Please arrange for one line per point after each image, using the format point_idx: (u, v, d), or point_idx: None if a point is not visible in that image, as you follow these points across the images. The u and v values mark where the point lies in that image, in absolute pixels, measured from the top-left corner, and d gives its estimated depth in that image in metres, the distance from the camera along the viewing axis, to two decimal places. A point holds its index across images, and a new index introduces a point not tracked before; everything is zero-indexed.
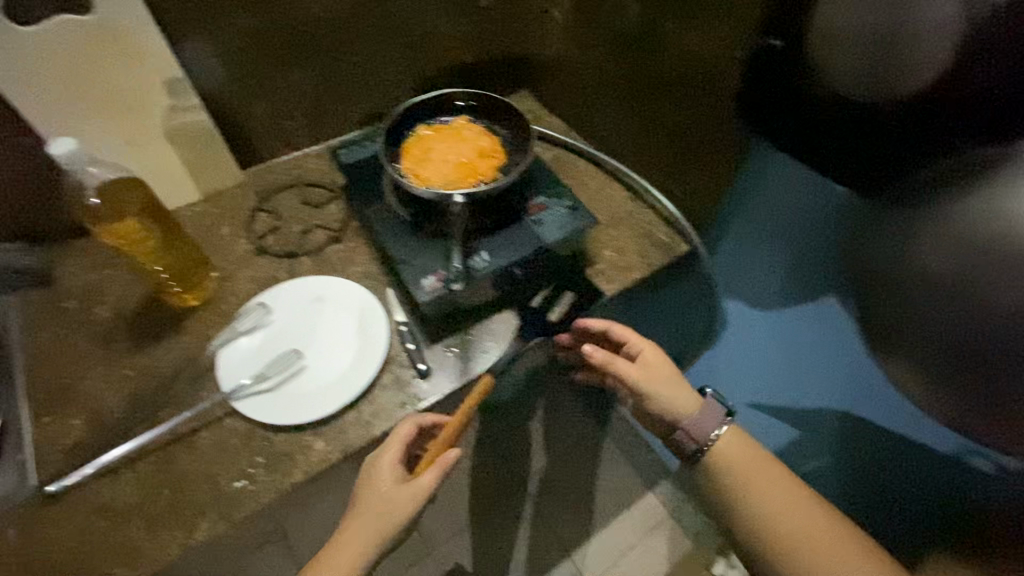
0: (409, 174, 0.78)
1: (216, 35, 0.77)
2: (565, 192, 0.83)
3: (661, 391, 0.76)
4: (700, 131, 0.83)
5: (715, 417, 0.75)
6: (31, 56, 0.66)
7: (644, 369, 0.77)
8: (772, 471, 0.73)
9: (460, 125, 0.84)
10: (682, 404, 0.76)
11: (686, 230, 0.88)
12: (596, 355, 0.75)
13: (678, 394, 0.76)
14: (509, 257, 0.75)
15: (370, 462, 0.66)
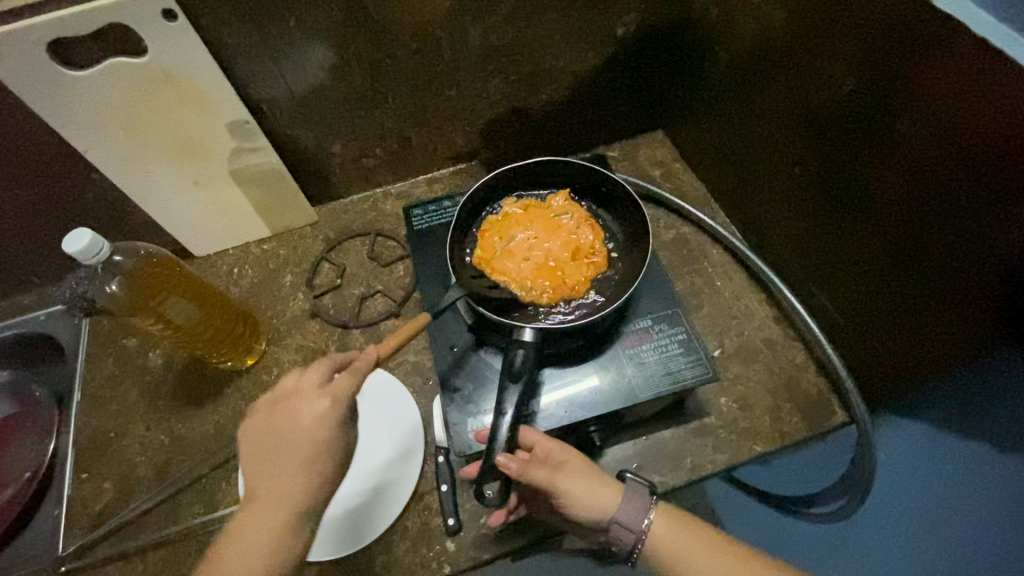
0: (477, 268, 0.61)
1: (288, 73, 0.65)
2: (677, 318, 0.62)
3: (573, 489, 0.47)
4: (900, 282, 0.53)
5: (640, 504, 0.48)
6: (88, 101, 0.59)
7: (550, 467, 0.49)
8: (610, 493, 0.48)
9: (556, 205, 0.65)
10: (592, 504, 0.48)
11: (847, 395, 0.62)
12: (511, 465, 0.47)
13: (594, 489, 0.48)
14: (585, 408, 0.58)
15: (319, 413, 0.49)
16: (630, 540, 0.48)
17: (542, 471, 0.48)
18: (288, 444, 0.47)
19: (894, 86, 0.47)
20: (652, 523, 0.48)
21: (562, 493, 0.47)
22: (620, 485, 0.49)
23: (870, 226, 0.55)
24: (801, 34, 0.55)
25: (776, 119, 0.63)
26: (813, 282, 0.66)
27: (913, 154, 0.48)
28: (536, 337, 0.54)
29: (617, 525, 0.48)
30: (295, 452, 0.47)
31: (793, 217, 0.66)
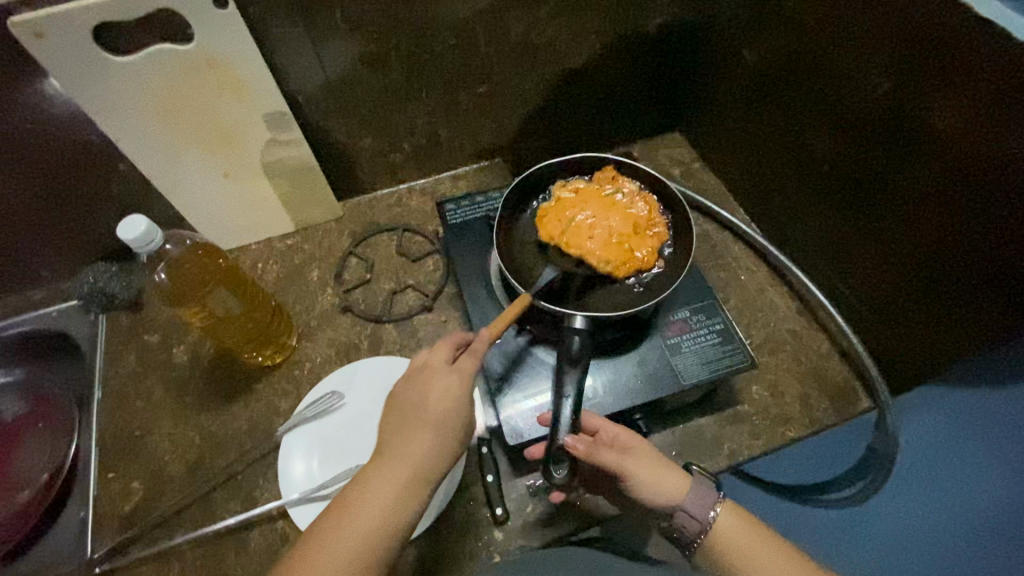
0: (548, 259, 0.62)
1: (330, 65, 0.64)
2: (714, 307, 0.65)
3: (641, 473, 0.50)
4: (925, 279, 0.57)
5: (707, 496, 0.51)
6: (128, 87, 0.57)
7: (620, 452, 0.51)
8: (670, 478, 0.51)
9: (601, 187, 0.67)
10: (661, 491, 0.50)
11: (872, 382, 0.65)
12: (580, 447, 0.50)
13: (662, 476, 0.51)
14: (638, 394, 0.59)
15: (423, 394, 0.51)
16: (694, 528, 0.50)
17: (610, 455, 0.50)
18: (417, 421, 0.50)
19: (930, 88, 0.50)
20: (718, 517, 0.50)
21: (631, 477, 0.50)
22: (687, 476, 0.52)
23: (900, 222, 0.58)
24: (836, 40, 0.58)
25: (804, 121, 0.66)
26: (838, 278, 0.69)
27: (948, 153, 0.51)
28: (587, 324, 0.57)
29: (684, 513, 0.50)
30: (421, 436, 0.49)
31: (819, 216, 0.69)
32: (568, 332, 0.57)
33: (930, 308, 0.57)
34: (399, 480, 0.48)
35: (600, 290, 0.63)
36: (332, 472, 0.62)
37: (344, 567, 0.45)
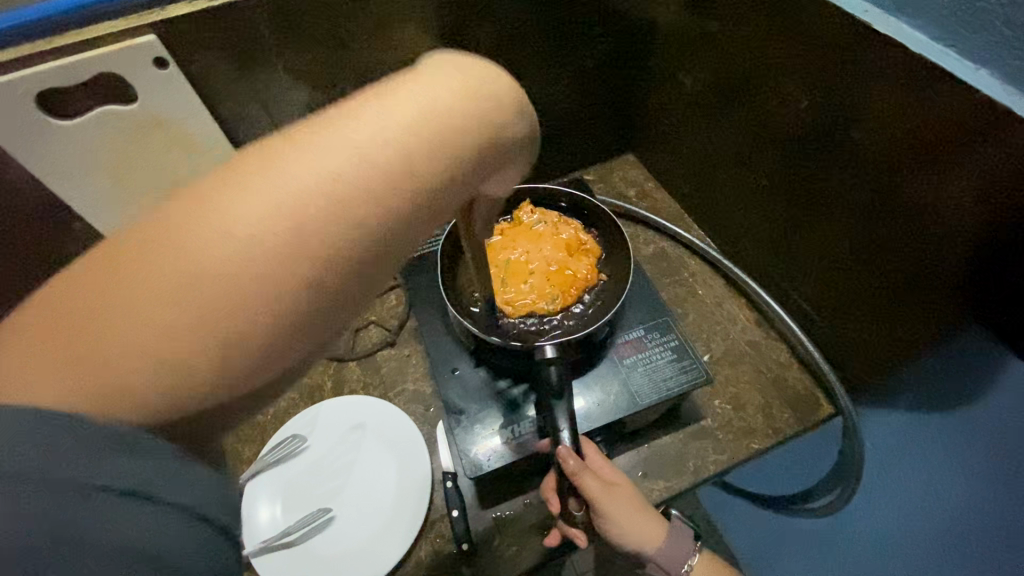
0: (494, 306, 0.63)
1: (276, 113, 0.66)
2: (666, 322, 0.66)
3: (621, 514, 0.49)
4: (863, 284, 0.59)
5: (688, 548, 0.53)
6: (75, 150, 0.59)
7: (603, 485, 0.50)
8: (650, 524, 0.51)
9: (525, 219, 0.70)
10: (642, 535, 0.51)
11: (831, 387, 0.66)
12: (571, 462, 0.47)
13: (642, 522, 0.51)
14: (603, 415, 0.60)
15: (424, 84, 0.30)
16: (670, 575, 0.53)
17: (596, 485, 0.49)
18: (423, 87, 0.29)
19: (847, 100, 0.52)
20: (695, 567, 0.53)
21: (612, 517, 0.49)
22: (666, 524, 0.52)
23: (839, 227, 0.59)
24: (757, 59, 0.60)
25: (741, 137, 0.68)
26: (789, 286, 0.70)
27: (871, 160, 0.52)
28: (558, 352, 0.56)
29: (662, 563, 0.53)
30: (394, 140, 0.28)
31: (765, 227, 0.70)
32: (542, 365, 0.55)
33: (874, 310, 0.59)
34: (378, 158, 0.27)
35: (560, 314, 0.63)
36: (296, 518, 0.61)
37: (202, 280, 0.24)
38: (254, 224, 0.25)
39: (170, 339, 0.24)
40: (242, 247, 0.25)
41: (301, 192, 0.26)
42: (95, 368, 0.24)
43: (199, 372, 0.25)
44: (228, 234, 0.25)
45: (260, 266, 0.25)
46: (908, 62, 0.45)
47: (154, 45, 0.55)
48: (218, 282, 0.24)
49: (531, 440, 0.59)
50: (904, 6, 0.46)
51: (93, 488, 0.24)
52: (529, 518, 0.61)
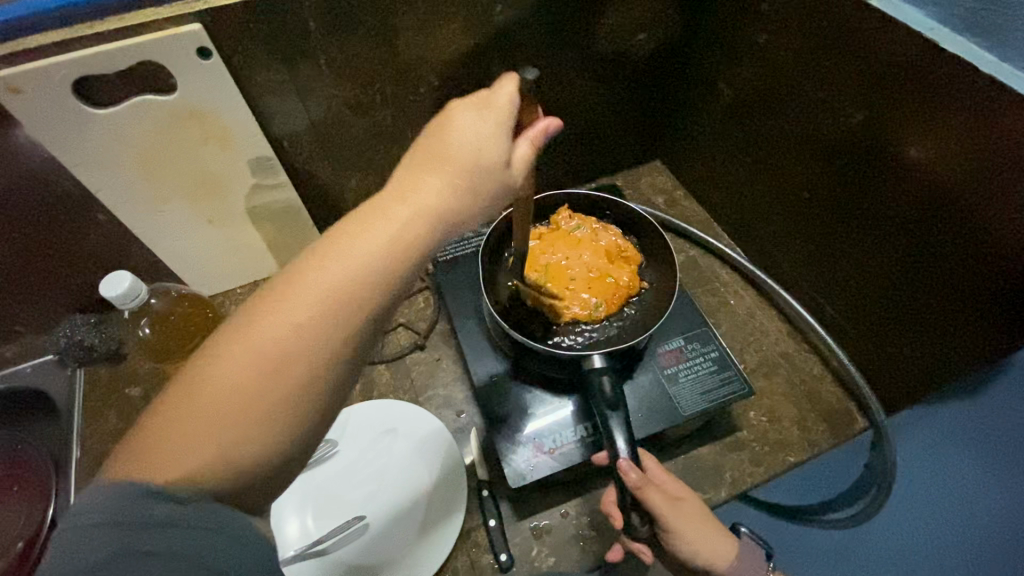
0: (535, 313, 0.63)
1: (313, 108, 0.64)
2: (705, 332, 0.65)
3: (685, 528, 0.49)
4: (908, 303, 0.59)
5: (754, 566, 0.52)
6: (109, 139, 0.57)
7: (668, 499, 0.49)
8: (716, 538, 0.51)
9: (563, 224, 0.69)
10: (710, 549, 0.50)
11: (866, 401, 0.66)
12: (633, 475, 0.47)
13: (708, 537, 0.50)
14: (647, 425, 0.59)
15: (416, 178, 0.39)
16: None
17: (660, 500, 0.48)
18: (427, 181, 0.39)
19: (902, 116, 0.52)
20: None
21: (679, 532, 0.49)
22: (732, 541, 0.52)
23: (883, 246, 0.59)
24: (807, 70, 0.60)
25: (782, 148, 0.68)
26: (824, 298, 0.70)
27: (924, 177, 0.52)
28: (607, 361, 0.55)
29: None
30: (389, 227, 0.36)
31: (802, 239, 0.70)
32: (591, 374, 0.54)
33: (918, 329, 0.59)
34: (411, 226, 0.37)
35: (602, 322, 0.62)
36: (328, 525, 0.60)
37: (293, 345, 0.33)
38: (302, 305, 0.33)
39: (256, 405, 0.32)
40: (297, 321, 0.33)
41: (361, 264, 0.35)
42: (198, 448, 0.31)
43: (294, 405, 0.33)
44: (280, 322, 0.33)
45: (327, 324, 0.33)
46: (976, 82, 0.45)
47: (199, 35, 0.53)
48: (287, 346, 0.32)
49: (574, 450, 0.58)
50: (973, 27, 0.46)
51: (137, 522, 0.29)
52: (566, 528, 0.60)
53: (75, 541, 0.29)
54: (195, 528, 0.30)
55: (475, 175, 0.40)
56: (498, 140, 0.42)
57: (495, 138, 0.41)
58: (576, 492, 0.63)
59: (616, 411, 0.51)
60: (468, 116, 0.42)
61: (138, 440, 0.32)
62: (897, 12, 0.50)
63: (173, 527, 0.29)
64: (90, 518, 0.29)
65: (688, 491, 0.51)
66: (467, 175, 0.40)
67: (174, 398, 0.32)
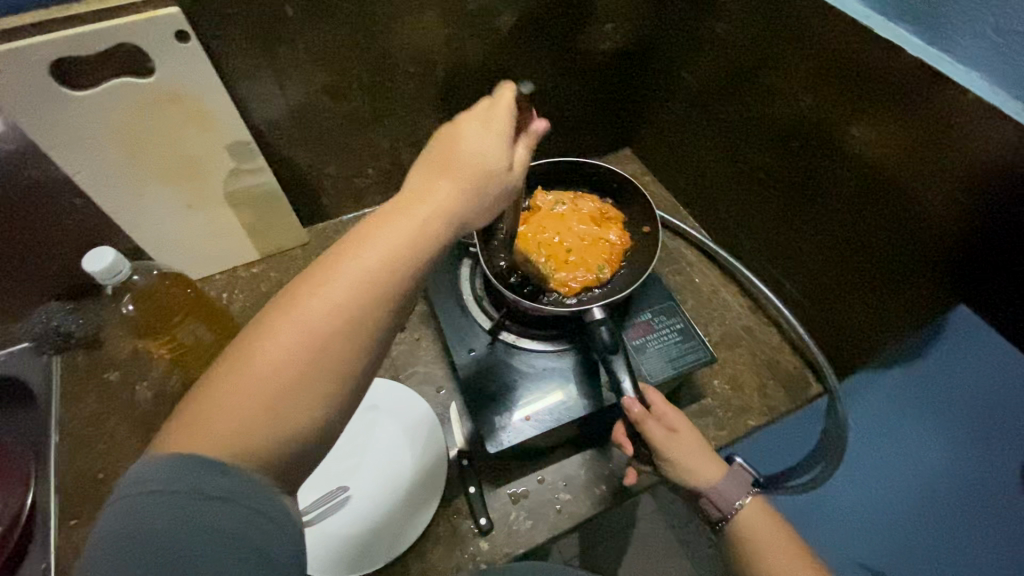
0: (555, 286, 0.66)
1: (291, 93, 0.66)
2: (672, 306, 0.69)
3: (676, 454, 0.54)
4: (853, 277, 0.64)
5: (738, 486, 0.54)
6: (87, 122, 0.57)
7: (664, 430, 0.55)
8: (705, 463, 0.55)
9: (542, 203, 0.73)
10: (698, 473, 0.54)
11: (820, 368, 0.71)
12: (636, 408, 0.53)
13: (698, 463, 0.54)
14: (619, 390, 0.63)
15: (427, 178, 0.42)
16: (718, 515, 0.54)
17: (655, 429, 0.54)
18: (440, 181, 0.42)
19: (844, 100, 0.57)
20: (743, 507, 0.54)
21: (670, 460, 0.54)
22: (724, 467, 0.55)
23: (829, 222, 0.64)
24: (761, 59, 0.64)
25: (740, 133, 0.72)
26: (780, 274, 0.75)
27: (868, 159, 0.57)
28: (605, 313, 0.59)
29: (710, 499, 0.54)
30: (423, 210, 0.40)
31: (759, 220, 0.75)
32: (592, 325, 0.58)
33: (860, 296, 0.64)
34: (441, 218, 0.40)
35: (611, 280, 0.67)
36: (312, 498, 0.61)
37: (344, 315, 0.35)
38: (344, 289, 0.35)
39: (319, 374, 0.34)
40: (358, 280, 0.36)
41: (394, 251, 0.37)
42: (256, 407, 0.32)
43: (346, 369, 0.35)
44: (330, 294, 0.35)
45: (379, 291, 0.36)
46: (907, 65, 0.50)
47: (177, 18, 0.54)
48: (336, 322, 0.35)
49: (552, 414, 0.61)
50: (906, 14, 0.51)
51: (200, 495, 0.30)
52: (542, 490, 0.63)
53: (141, 507, 0.30)
54: (233, 506, 0.30)
55: (481, 183, 0.43)
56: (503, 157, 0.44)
57: (497, 148, 0.44)
58: (552, 459, 0.66)
59: (616, 349, 0.56)
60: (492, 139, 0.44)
61: (189, 408, 0.33)
62: (840, 1, 0.54)
63: (230, 505, 0.30)
64: (149, 488, 0.30)
65: (684, 423, 0.55)
66: (475, 182, 0.42)
67: (229, 367, 0.33)
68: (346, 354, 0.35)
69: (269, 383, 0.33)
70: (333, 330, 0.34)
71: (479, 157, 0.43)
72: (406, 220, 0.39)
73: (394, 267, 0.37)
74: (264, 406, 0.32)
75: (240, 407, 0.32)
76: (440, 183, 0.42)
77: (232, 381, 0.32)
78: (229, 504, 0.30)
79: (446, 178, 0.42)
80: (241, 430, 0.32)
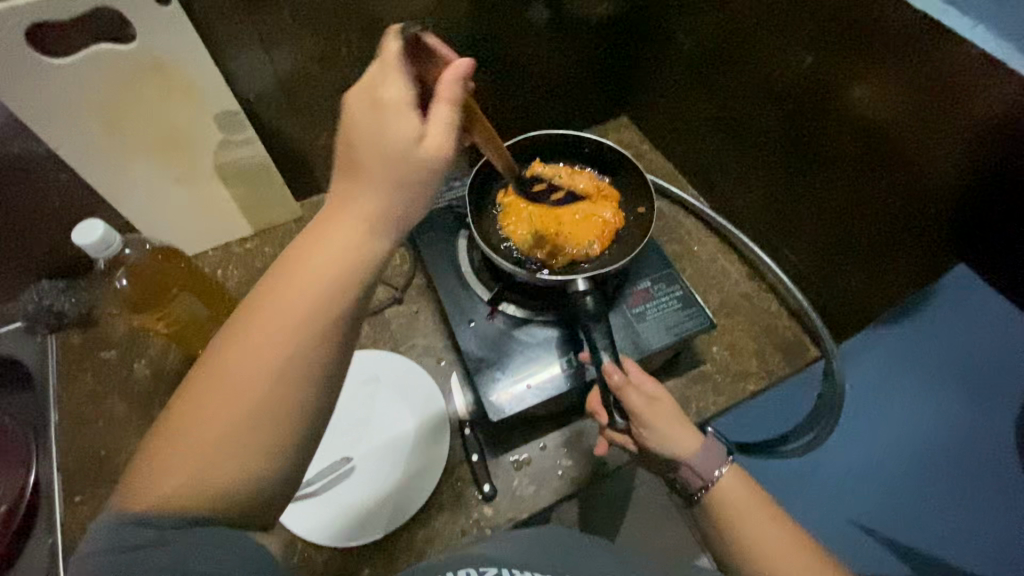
0: (543, 258, 0.66)
1: (279, 61, 0.64)
2: (672, 274, 0.69)
3: (652, 420, 0.54)
4: (854, 241, 0.64)
5: (715, 456, 0.53)
6: (67, 92, 0.55)
7: (643, 398, 0.55)
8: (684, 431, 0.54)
9: (538, 172, 0.71)
10: (674, 443, 0.53)
11: (818, 333, 0.71)
12: (615, 374, 0.55)
13: (675, 432, 0.54)
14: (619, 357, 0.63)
15: (350, 186, 0.37)
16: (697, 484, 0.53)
17: (634, 397, 0.54)
18: (361, 189, 0.37)
19: (846, 60, 0.56)
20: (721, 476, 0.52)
21: (648, 427, 0.54)
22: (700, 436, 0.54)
23: (830, 186, 0.64)
24: (761, 18, 0.63)
25: (739, 97, 0.70)
26: (780, 240, 0.75)
27: (870, 119, 0.56)
28: (589, 285, 0.61)
29: (689, 468, 0.53)
30: (349, 223, 0.36)
31: (758, 186, 0.74)
32: (577, 297, 0.60)
33: (861, 260, 0.64)
34: (371, 231, 0.37)
35: (602, 256, 0.67)
36: (316, 470, 0.62)
37: (279, 337, 0.34)
38: (324, 254, 0.36)
39: (258, 420, 0.33)
40: (291, 305, 0.35)
41: (319, 274, 0.35)
42: (201, 453, 0.32)
43: (287, 412, 0.34)
44: (267, 322, 0.34)
45: (308, 326, 0.35)
46: (911, 20, 0.49)
47: None
48: (286, 339, 0.34)
49: (553, 382, 0.62)
50: None
51: (137, 546, 0.30)
52: (545, 457, 0.64)
53: (91, 563, 0.30)
54: (175, 543, 0.31)
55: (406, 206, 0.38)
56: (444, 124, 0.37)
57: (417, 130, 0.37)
58: (553, 426, 0.66)
59: (597, 319, 0.59)
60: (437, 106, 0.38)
61: (153, 438, 0.33)
62: None
63: (173, 541, 0.31)
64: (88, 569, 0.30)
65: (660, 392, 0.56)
66: (398, 180, 0.37)
67: (187, 394, 0.34)
68: (282, 404, 0.34)
69: (211, 424, 0.33)
70: (267, 369, 0.34)
71: (404, 152, 0.37)
72: (334, 237, 0.36)
73: (326, 288, 0.35)
74: (214, 452, 0.32)
75: (196, 423, 0.33)
76: (364, 192, 0.37)
77: (189, 412, 0.33)
78: (164, 548, 0.30)
79: (371, 185, 0.37)
80: (192, 464, 0.32)
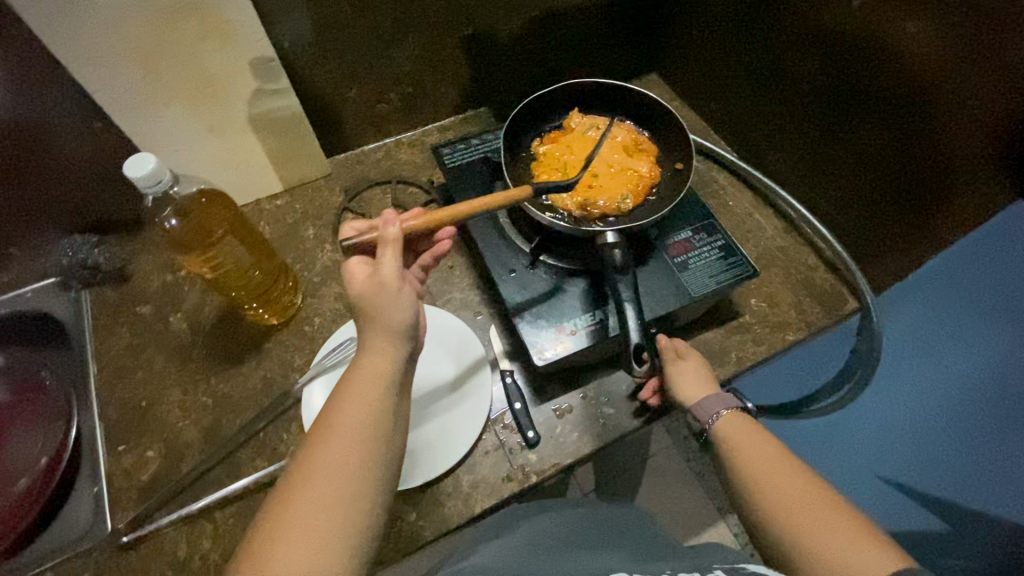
0: (572, 207, 0.64)
1: (314, 6, 0.62)
2: (712, 224, 0.68)
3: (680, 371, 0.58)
4: (899, 188, 0.63)
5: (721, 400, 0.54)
6: (104, 33, 0.54)
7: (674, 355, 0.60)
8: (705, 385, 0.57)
9: (576, 123, 0.71)
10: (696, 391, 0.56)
11: (857, 283, 0.71)
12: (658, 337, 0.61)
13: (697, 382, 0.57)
14: (660, 305, 0.63)
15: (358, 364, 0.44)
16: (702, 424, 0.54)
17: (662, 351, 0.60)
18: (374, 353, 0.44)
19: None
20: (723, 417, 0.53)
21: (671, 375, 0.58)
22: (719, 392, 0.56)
23: (874, 133, 0.63)
24: None
25: (780, 45, 0.69)
26: (819, 194, 0.74)
27: (918, 59, 0.55)
28: (619, 237, 0.59)
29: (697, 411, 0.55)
30: (365, 398, 0.42)
31: (796, 138, 0.73)
32: (603, 248, 0.58)
33: (907, 206, 0.63)
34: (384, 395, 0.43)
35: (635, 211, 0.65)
36: None
37: (330, 506, 0.37)
38: (337, 453, 0.39)
39: (343, 512, 0.37)
40: (336, 477, 0.38)
41: (357, 432, 0.40)
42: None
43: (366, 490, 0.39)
44: (314, 500, 0.37)
45: (356, 457, 0.39)
46: None
47: None
48: (342, 483, 0.38)
49: (594, 329, 0.61)
50: None
51: None
52: (587, 405, 0.64)
53: None
54: None
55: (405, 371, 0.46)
56: (409, 303, 0.46)
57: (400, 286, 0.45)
58: (594, 376, 0.66)
59: (622, 271, 0.57)
60: (389, 262, 0.46)
61: None
62: None
63: None
64: None
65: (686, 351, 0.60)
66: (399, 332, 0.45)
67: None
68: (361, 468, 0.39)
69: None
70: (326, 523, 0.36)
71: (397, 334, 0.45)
72: (357, 411, 0.41)
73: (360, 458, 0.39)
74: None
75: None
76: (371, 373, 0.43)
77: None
78: None
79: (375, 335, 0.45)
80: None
